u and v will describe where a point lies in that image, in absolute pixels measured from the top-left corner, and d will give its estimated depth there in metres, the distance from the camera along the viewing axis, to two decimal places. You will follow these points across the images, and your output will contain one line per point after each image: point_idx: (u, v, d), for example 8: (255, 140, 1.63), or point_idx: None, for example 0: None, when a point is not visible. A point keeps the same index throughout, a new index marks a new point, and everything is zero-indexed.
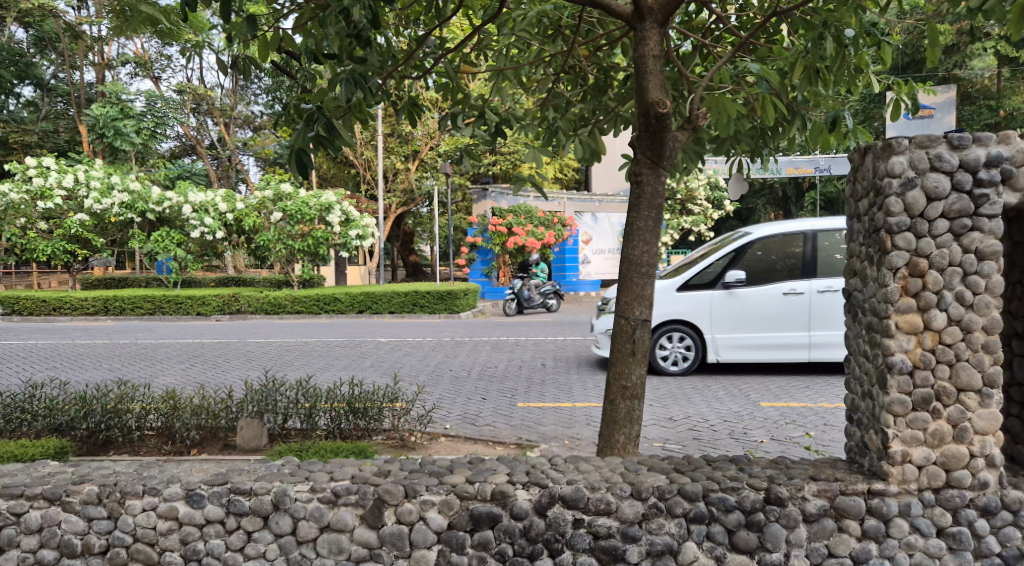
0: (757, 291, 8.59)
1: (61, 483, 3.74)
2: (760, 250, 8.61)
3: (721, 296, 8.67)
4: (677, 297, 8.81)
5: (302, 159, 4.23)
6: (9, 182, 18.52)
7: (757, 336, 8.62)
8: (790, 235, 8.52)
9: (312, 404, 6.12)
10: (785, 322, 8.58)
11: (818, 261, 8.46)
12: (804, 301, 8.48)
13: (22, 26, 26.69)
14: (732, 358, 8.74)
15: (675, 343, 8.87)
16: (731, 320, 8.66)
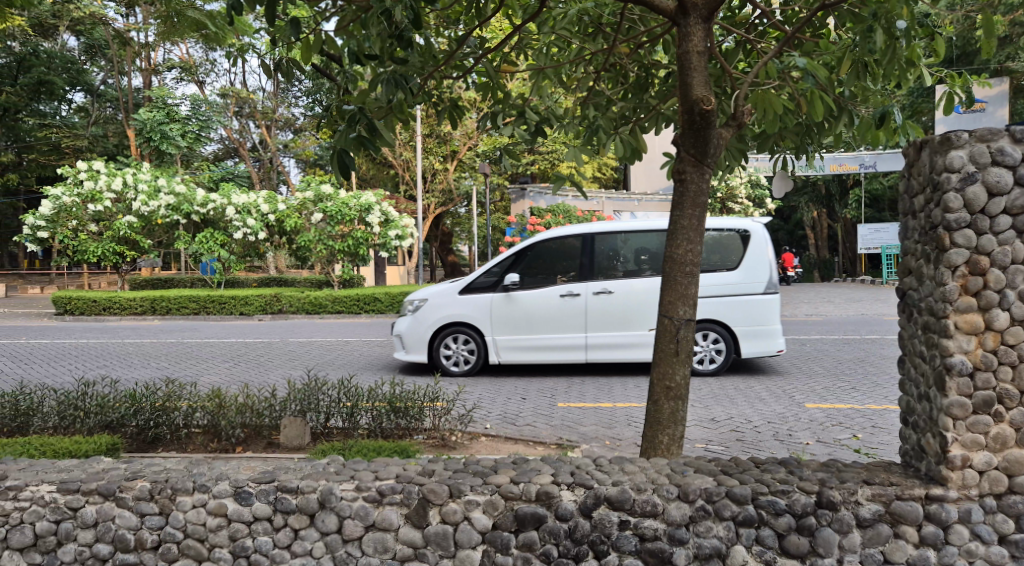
0: (533, 292, 9.12)
1: (115, 479, 3.81)
2: (536, 253, 9.20)
3: (499, 298, 9.14)
4: (458, 299, 9.21)
5: (344, 161, 4.26)
6: (62, 186, 19.10)
7: (532, 335, 9.11)
8: (567, 237, 9.21)
9: (353, 403, 6.16)
10: (562, 324, 9.08)
11: (592, 262, 9.12)
12: (580, 303, 9.06)
13: (73, 34, 27.42)
14: (510, 359, 9.19)
15: (458, 344, 9.17)
16: (507, 320, 9.14)
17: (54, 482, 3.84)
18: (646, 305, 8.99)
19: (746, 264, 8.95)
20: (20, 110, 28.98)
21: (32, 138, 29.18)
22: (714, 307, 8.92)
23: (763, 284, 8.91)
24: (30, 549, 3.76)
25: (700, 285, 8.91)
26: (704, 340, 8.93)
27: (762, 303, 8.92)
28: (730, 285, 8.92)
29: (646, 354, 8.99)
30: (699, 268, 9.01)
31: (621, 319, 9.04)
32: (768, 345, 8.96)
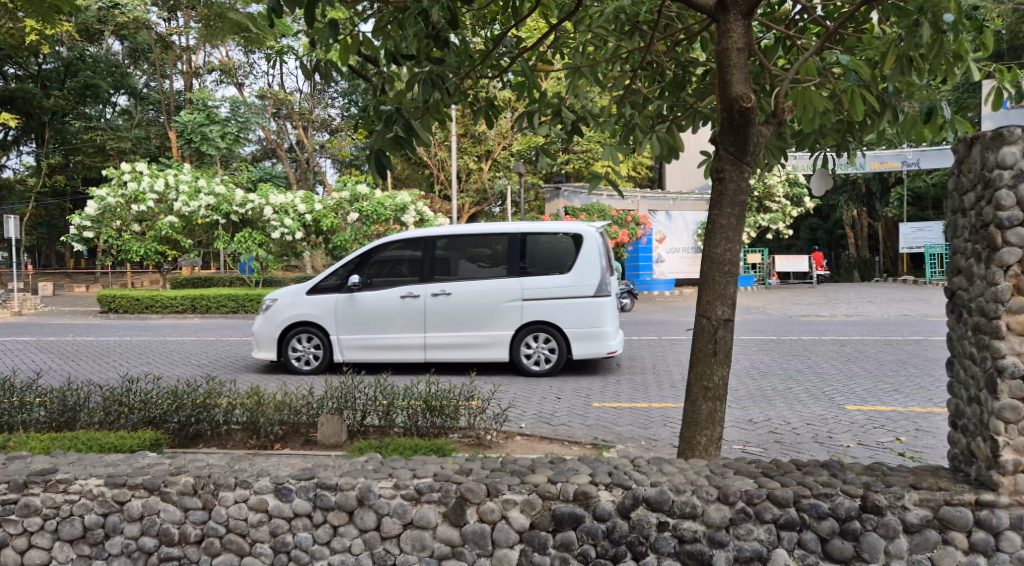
0: (375, 293, 9.19)
1: (160, 474, 3.88)
2: (381, 255, 9.24)
3: (343, 299, 9.23)
4: (302, 300, 9.26)
5: (382, 160, 4.31)
6: (106, 187, 19.62)
7: (376, 336, 9.19)
8: (410, 239, 9.24)
9: (389, 402, 6.21)
10: (402, 325, 9.15)
11: (433, 264, 9.18)
12: (420, 304, 9.12)
13: (117, 38, 28.00)
14: (355, 357, 9.30)
15: (303, 343, 9.26)
16: (351, 320, 9.22)
17: (101, 476, 3.92)
18: (483, 305, 9.07)
19: (578, 267, 9.08)
20: (67, 113, 29.68)
21: (77, 140, 29.83)
22: (546, 310, 9.07)
23: (593, 287, 9.04)
24: (78, 541, 3.84)
25: (532, 288, 9.04)
26: (537, 342, 9.11)
27: (593, 306, 9.08)
28: (562, 288, 9.06)
29: (483, 354, 9.15)
30: (532, 271, 9.13)
31: (464, 319, 9.09)
32: (599, 346, 9.15)
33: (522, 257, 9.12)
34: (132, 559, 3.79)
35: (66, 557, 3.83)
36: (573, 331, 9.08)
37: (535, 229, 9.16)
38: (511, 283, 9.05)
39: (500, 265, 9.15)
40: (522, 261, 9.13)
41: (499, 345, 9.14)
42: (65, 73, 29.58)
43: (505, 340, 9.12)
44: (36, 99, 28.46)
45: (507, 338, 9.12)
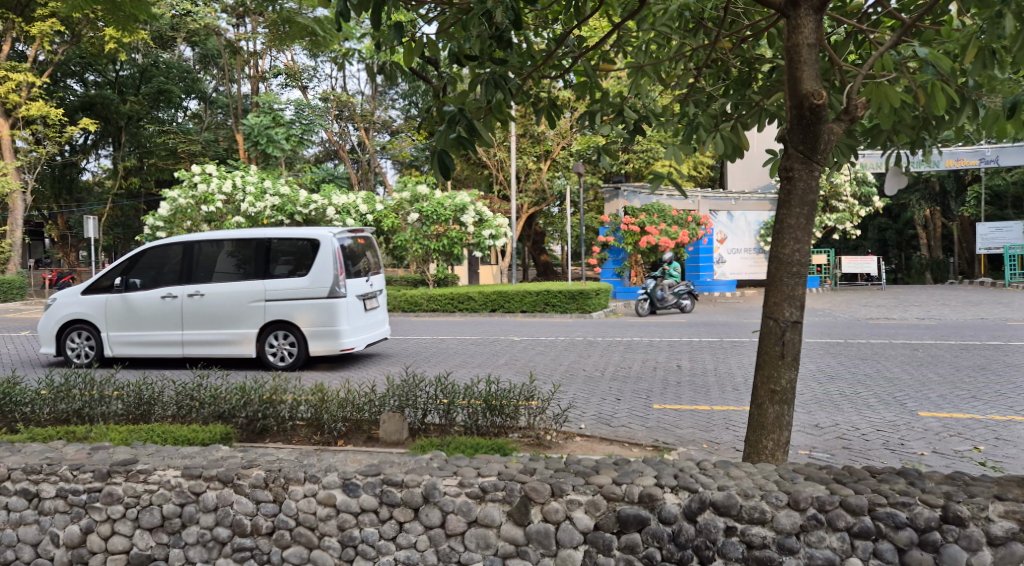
0: (143, 294, 9.84)
1: (233, 467, 4.00)
2: (146, 260, 9.89)
3: (112, 299, 9.91)
4: (78, 299, 10.01)
5: (445, 161, 4.33)
6: (178, 189, 20.29)
7: (138, 333, 9.82)
8: (171, 243, 9.85)
9: (449, 400, 6.28)
10: (161, 323, 9.77)
11: (192, 267, 9.77)
12: (177, 304, 9.73)
13: (189, 45, 28.90)
14: (122, 353, 9.93)
15: (77, 339, 9.96)
16: (116, 319, 9.89)
17: (178, 468, 4.05)
18: (229, 306, 9.62)
19: (315, 270, 9.51)
20: (142, 118, 30.77)
21: (151, 144, 30.83)
22: (285, 310, 9.52)
23: (325, 288, 9.45)
24: (157, 529, 3.97)
25: (272, 289, 9.52)
26: (278, 340, 9.56)
27: (329, 306, 9.48)
28: (298, 290, 9.51)
29: (232, 350, 9.64)
30: (276, 273, 9.61)
31: (214, 318, 9.65)
32: (334, 344, 9.53)
33: (267, 261, 9.62)
34: (207, 549, 3.91)
35: (145, 545, 3.97)
36: (310, 329, 9.49)
37: (277, 234, 9.67)
38: (253, 285, 9.56)
39: (250, 268, 9.68)
40: (266, 265, 9.63)
41: (244, 342, 9.63)
42: (140, 80, 30.63)
43: (249, 337, 9.60)
44: (113, 104, 29.61)
45: (251, 337, 9.60)
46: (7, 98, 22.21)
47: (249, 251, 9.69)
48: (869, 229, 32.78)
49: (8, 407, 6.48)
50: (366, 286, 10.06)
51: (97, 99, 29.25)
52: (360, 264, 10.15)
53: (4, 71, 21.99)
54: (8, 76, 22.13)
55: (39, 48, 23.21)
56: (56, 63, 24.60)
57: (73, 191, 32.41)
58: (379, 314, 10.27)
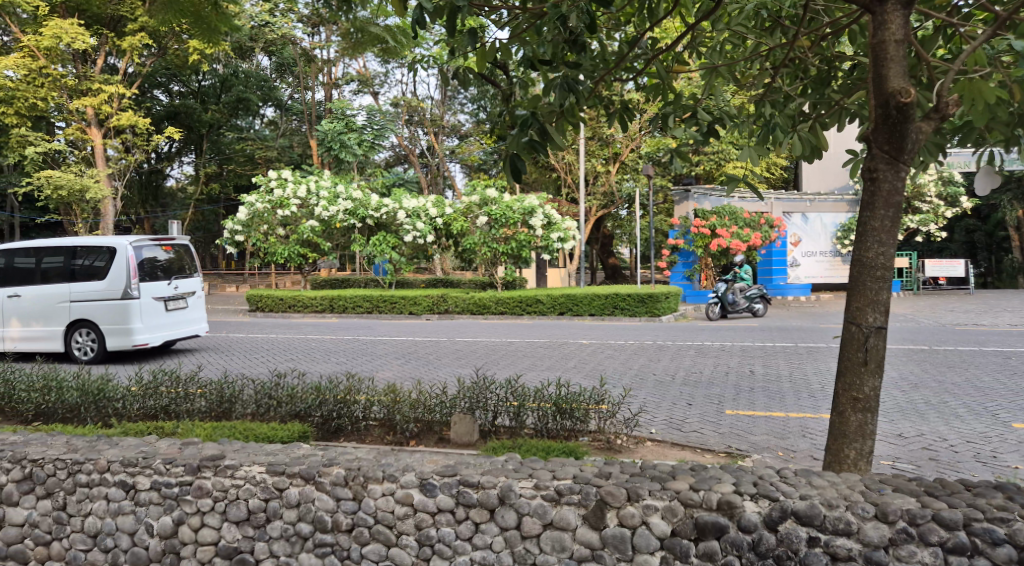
0: None
1: (314, 465, 4.10)
2: None
3: None
4: None
5: (516, 164, 4.39)
6: (255, 194, 20.90)
7: None
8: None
9: (520, 403, 6.32)
10: None
11: (13, 272, 10.72)
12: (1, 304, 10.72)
13: (266, 54, 29.81)
14: None
15: None
16: None
17: (263, 464, 4.19)
18: (41, 306, 10.56)
19: (111, 274, 10.31)
20: (222, 126, 31.90)
21: (230, 150, 31.86)
22: (88, 310, 10.41)
23: (119, 291, 10.27)
24: (243, 523, 4.11)
25: (75, 291, 10.42)
26: (81, 336, 10.45)
27: (121, 306, 10.30)
28: (97, 292, 10.36)
29: (44, 346, 10.58)
30: (82, 276, 10.49)
31: (30, 317, 10.61)
32: (127, 340, 10.33)
33: (74, 266, 10.48)
34: (290, 543, 4.03)
35: (232, 537, 4.12)
36: (105, 327, 10.33)
37: (82, 240, 10.51)
38: (61, 287, 10.46)
39: (58, 271, 10.57)
40: (73, 269, 10.50)
41: (53, 339, 10.56)
42: (220, 89, 31.75)
43: (58, 334, 10.50)
44: (196, 113, 30.80)
45: (59, 333, 10.50)
46: (99, 108, 23.35)
47: (57, 256, 10.55)
48: (956, 231, 31.46)
49: (101, 404, 6.77)
50: (169, 289, 10.88)
51: (181, 108, 30.49)
52: (168, 269, 11.00)
53: (97, 83, 23.11)
54: (100, 89, 23.17)
55: (128, 60, 24.31)
56: (144, 74, 25.72)
57: (158, 196, 33.83)
58: (183, 314, 11.08)
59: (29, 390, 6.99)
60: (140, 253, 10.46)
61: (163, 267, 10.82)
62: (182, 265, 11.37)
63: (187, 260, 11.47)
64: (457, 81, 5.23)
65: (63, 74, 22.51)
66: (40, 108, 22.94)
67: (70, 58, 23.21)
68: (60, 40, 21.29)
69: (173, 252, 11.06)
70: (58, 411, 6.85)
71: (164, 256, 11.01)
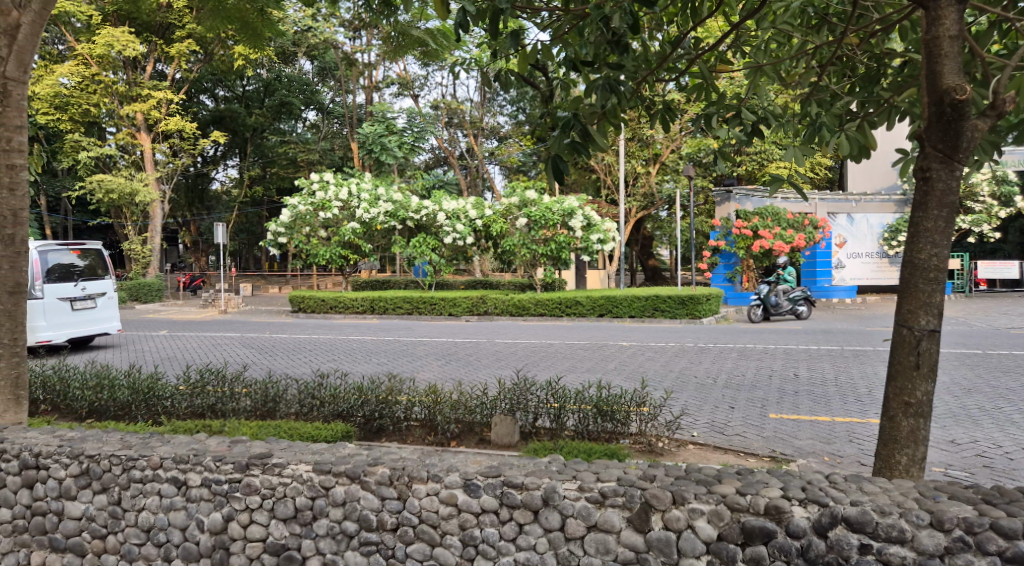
0: None
1: (360, 464, 4.15)
2: None
3: None
4: None
5: (559, 166, 4.35)
6: (298, 196, 21.23)
7: None
8: None
9: (560, 404, 6.32)
10: None
11: None
12: None
13: (309, 58, 30.22)
14: None
15: None
16: None
17: (310, 463, 4.25)
18: None
19: None
20: (265, 129, 32.44)
21: (273, 154, 32.30)
22: None
23: None
24: (290, 520, 4.17)
25: None
26: None
27: None
28: None
29: None
30: None
31: None
32: (32, 336, 11.33)
33: None
34: (336, 541, 4.08)
35: (280, 534, 4.18)
36: None
37: None
38: None
39: None
40: None
41: None
42: (264, 93, 32.27)
43: None
44: (240, 117, 31.38)
45: None
46: (148, 114, 23.92)
47: None
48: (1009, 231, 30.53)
49: (151, 402, 6.92)
50: (76, 290, 11.93)
51: (226, 113, 31.15)
52: (77, 272, 12.07)
53: (146, 89, 23.69)
54: (150, 95, 23.72)
55: (176, 66, 24.86)
56: (191, 80, 26.29)
57: (204, 199, 34.49)
58: (90, 314, 12.11)
59: (82, 388, 7.16)
60: (44, 256, 11.56)
61: (70, 270, 11.92)
62: (93, 269, 12.43)
63: (99, 265, 12.59)
64: (499, 83, 5.22)
65: (114, 80, 23.12)
66: (92, 114, 23.61)
67: (120, 64, 23.82)
68: (111, 47, 21.89)
69: (81, 257, 12.16)
70: (110, 409, 7.01)
71: (74, 260, 12.12)
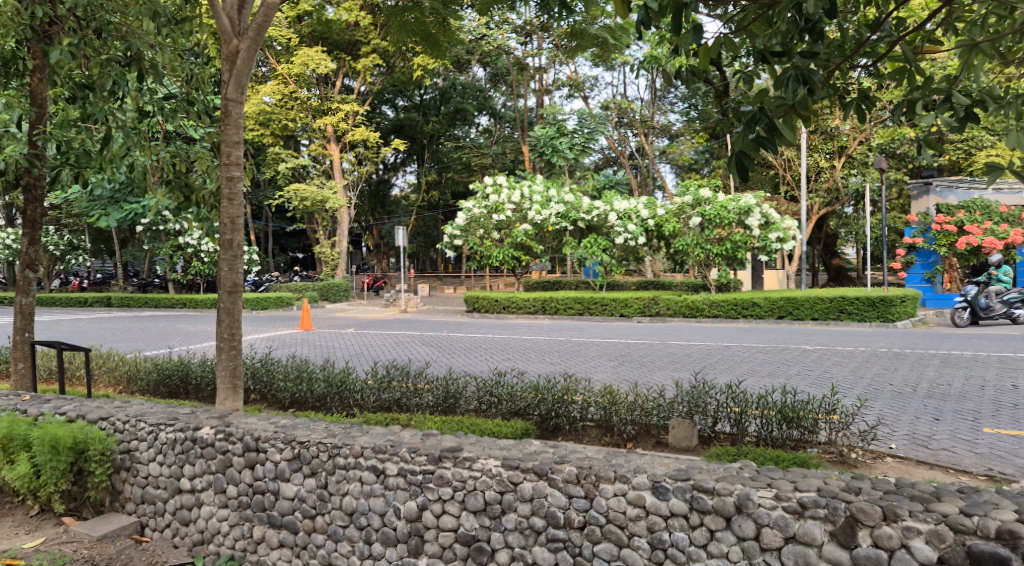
0: None
1: (547, 462, 4.28)
2: None
3: None
4: None
5: (743, 162, 4.20)
6: (473, 199, 21.93)
7: None
8: None
9: (741, 409, 6.13)
10: None
11: None
12: None
13: (482, 65, 31.12)
14: None
15: None
16: None
17: (499, 458, 4.42)
18: None
19: None
20: (441, 136, 33.69)
21: (449, 159, 33.41)
22: None
23: None
24: (480, 513, 4.32)
25: None
26: None
27: None
28: None
29: None
30: None
31: None
32: None
33: None
34: (524, 535, 4.19)
35: (471, 526, 4.33)
36: None
37: None
38: None
39: None
40: None
41: None
42: (440, 101, 33.63)
43: None
44: (418, 126, 32.69)
45: None
46: (337, 126, 25.61)
47: None
48: None
49: (344, 394, 7.39)
50: None
51: (405, 122, 32.54)
52: None
53: (336, 103, 25.36)
54: (338, 108, 25.31)
55: (361, 80, 26.48)
56: (375, 92, 27.82)
57: (385, 204, 36.27)
58: None
59: (285, 380, 7.78)
60: None
61: None
62: None
63: None
64: (673, 80, 5.15)
65: (309, 96, 24.99)
66: (290, 128, 25.70)
67: (314, 82, 25.62)
68: (307, 66, 23.73)
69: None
70: (309, 400, 7.55)
71: None
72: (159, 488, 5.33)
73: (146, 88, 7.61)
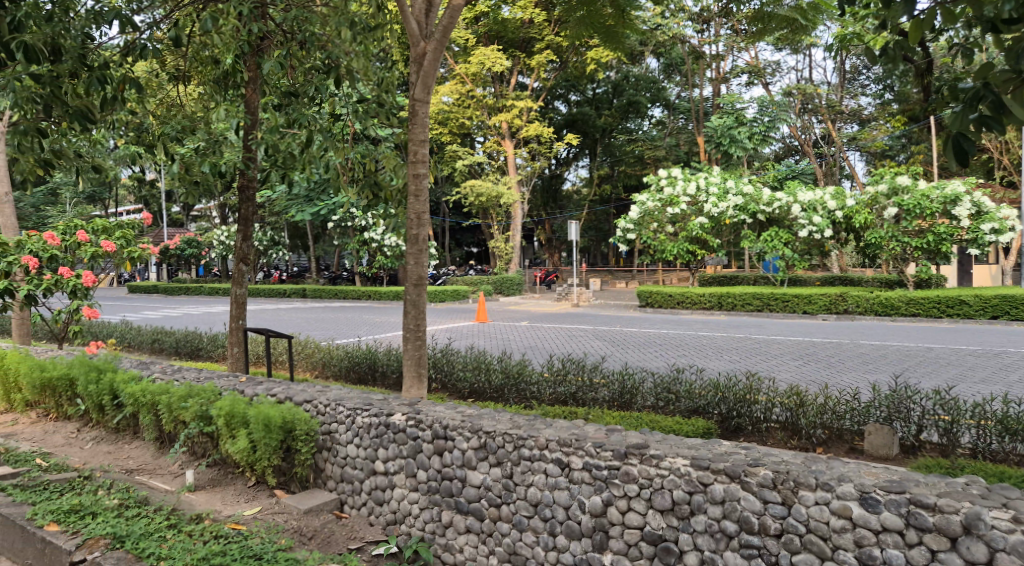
0: None
1: (739, 464, 4.14)
2: None
3: None
4: None
5: (962, 144, 3.69)
6: (647, 193, 21.48)
7: None
8: None
9: (952, 417, 5.58)
10: None
11: None
12: None
13: (656, 55, 30.53)
14: None
15: None
16: None
17: (687, 458, 4.30)
18: None
19: None
20: (614, 129, 33.43)
21: (623, 152, 32.99)
22: None
23: None
24: (668, 512, 4.22)
25: None
26: None
27: None
28: None
29: None
30: None
31: None
32: None
33: None
34: (714, 539, 4.06)
35: (657, 525, 4.24)
36: None
37: None
38: None
39: None
40: None
41: None
42: (613, 94, 33.40)
43: None
44: (591, 120, 32.62)
45: None
46: (511, 122, 26.08)
47: None
48: None
49: (521, 386, 7.50)
50: None
51: (578, 116, 32.55)
52: None
53: (510, 100, 25.83)
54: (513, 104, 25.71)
55: (536, 76, 26.76)
56: (548, 88, 28.03)
57: (557, 199, 36.55)
58: None
59: (465, 370, 8.00)
60: None
61: None
62: None
63: None
64: (878, 59, 4.72)
65: (484, 94, 25.68)
66: (466, 126, 26.48)
67: (490, 79, 26.24)
68: (483, 65, 24.26)
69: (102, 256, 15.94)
70: (487, 390, 7.71)
71: None
72: (356, 468, 5.63)
73: (343, 93, 8.05)
